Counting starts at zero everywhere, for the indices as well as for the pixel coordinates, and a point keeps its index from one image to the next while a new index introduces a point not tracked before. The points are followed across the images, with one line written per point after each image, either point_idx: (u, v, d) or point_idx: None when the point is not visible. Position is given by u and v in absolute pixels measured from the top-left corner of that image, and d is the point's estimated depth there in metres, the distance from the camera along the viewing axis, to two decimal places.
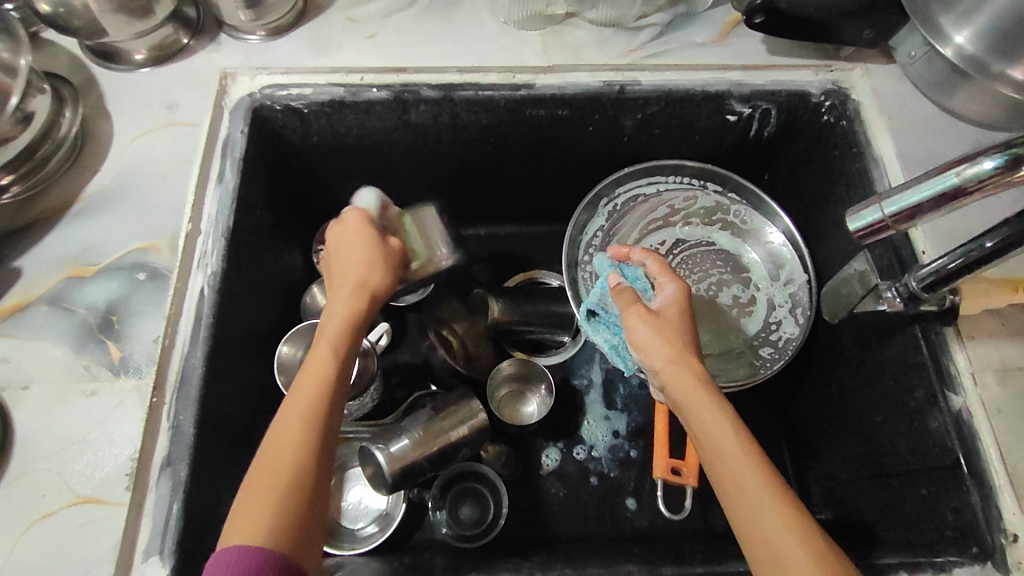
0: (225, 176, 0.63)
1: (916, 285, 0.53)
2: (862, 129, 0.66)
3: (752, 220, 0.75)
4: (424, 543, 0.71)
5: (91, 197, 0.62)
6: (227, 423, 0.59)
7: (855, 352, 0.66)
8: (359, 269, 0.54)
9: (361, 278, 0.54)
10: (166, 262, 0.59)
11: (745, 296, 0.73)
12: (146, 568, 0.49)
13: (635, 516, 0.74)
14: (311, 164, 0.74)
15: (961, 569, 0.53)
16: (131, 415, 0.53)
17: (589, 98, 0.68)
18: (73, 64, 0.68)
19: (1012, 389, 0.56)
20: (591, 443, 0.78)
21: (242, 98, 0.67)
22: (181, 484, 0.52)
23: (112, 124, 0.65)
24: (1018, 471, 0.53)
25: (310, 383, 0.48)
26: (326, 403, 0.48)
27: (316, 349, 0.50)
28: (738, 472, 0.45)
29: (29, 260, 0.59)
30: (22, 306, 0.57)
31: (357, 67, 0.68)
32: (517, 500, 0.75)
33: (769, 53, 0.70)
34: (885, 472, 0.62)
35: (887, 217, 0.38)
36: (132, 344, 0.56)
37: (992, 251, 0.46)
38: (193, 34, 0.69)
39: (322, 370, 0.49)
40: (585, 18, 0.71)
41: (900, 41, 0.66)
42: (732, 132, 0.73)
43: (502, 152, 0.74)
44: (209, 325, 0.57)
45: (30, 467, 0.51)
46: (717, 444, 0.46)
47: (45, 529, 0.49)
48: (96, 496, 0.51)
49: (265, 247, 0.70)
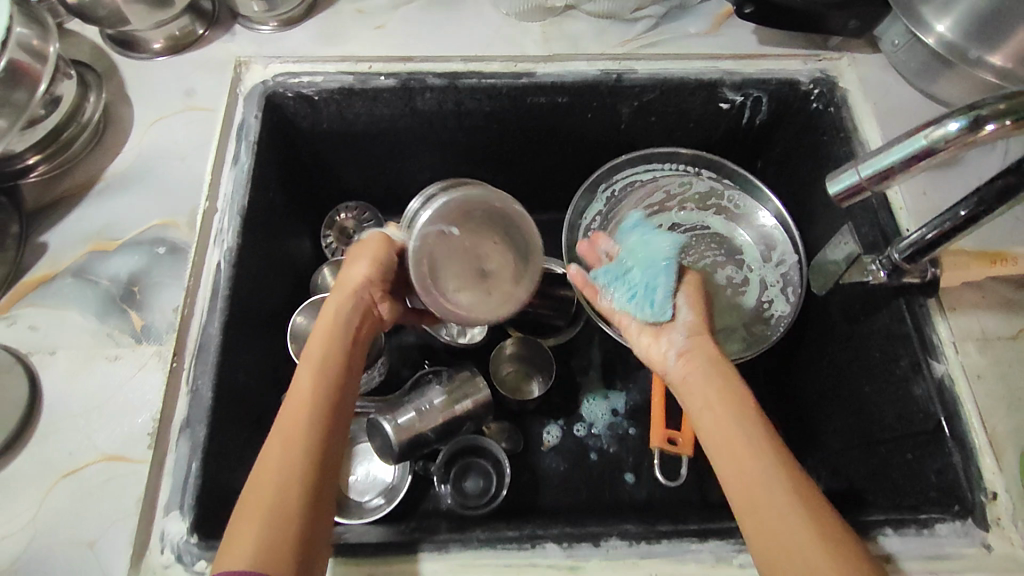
0: (241, 159, 0.66)
1: (899, 257, 0.55)
2: (848, 115, 0.68)
3: (744, 205, 0.77)
4: (429, 513, 0.73)
5: (113, 177, 0.66)
6: (242, 392, 0.62)
7: (844, 328, 0.67)
8: (347, 284, 0.57)
9: (348, 290, 0.56)
10: (185, 237, 0.62)
11: (739, 277, 0.75)
12: (167, 521, 0.52)
13: (634, 488, 0.75)
14: (321, 150, 0.77)
15: (944, 525, 0.53)
16: (152, 378, 0.56)
17: (587, 85, 0.70)
18: (94, 53, 0.71)
19: (994, 355, 0.56)
20: (590, 421, 0.80)
21: (255, 85, 0.70)
22: (199, 444, 0.54)
23: (132, 110, 0.69)
24: (997, 433, 0.54)
25: (299, 401, 0.50)
26: (318, 419, 0.50)
27: (302, 371, 0.52)
28: (743, 460, 0.49)
29: (54, 236, 0.63)
30: (49, 277, 0.61)
31: (366, 57, 0.71)
32: (518, 473, 0.76)
33: (760, 43, 0.72)
34: (873, 440, 0.63)
35: (864, 179, 0.40)
36: (153, 312, 0.59)
37: (967, 219, 0.49)
38: (208, 25, 0.73)
39: (312, 383, 0.51)
40: (583, 10, 0.74)
41: (884, 31, 0.69)
42: (725, 120, 0.76)
43: (503, 139, 0.77)
44: (226, 297, 0.60)
45: (59, 426, 0.55)
46: (728, 437, 0.51)
47: (72, 484, 0.52)
48: (120, 454, 0.53)
49: (278, 228, 0.73)
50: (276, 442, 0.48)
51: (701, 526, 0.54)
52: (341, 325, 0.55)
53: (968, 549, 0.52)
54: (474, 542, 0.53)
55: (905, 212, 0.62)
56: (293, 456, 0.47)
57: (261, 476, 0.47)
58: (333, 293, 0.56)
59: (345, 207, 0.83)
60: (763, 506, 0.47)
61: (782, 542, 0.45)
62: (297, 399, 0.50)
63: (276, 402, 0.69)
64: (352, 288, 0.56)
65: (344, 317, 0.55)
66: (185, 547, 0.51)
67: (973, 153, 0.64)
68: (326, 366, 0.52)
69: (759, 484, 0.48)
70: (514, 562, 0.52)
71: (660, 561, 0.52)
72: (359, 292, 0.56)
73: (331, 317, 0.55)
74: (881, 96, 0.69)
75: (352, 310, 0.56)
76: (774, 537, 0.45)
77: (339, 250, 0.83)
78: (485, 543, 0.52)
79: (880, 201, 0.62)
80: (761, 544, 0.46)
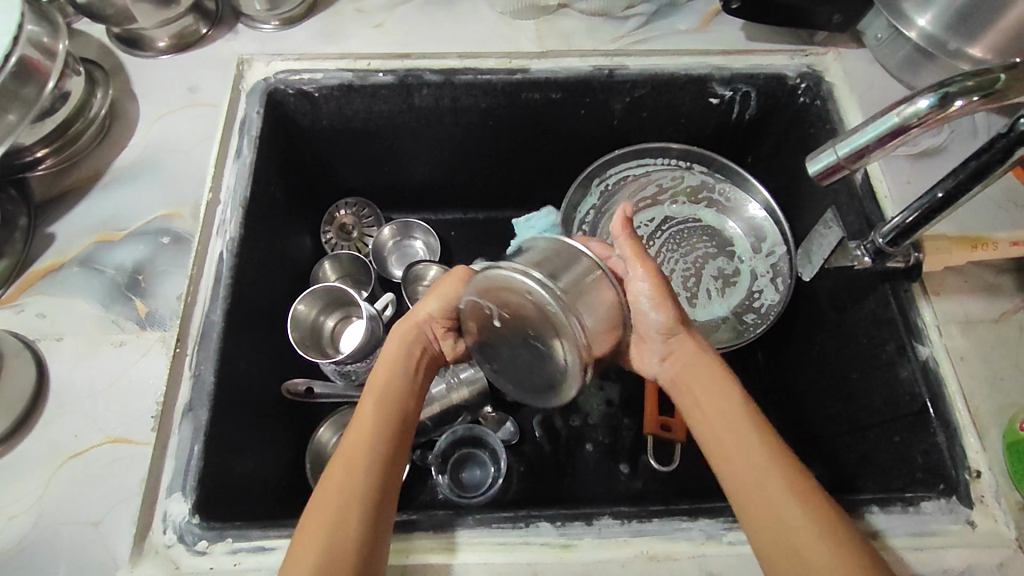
0: (242, 152, 0.68)
1: (881, 241, 0.56)
2: (835, 107, 0.70)
3: (734, 197, 0.79)
4: (427, 505, 0.72)
5: (119, 170, 0.68)
6: (243, 378, 0.63)
7: (832, 317, 0.68)
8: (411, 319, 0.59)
9: (412, 324, 0.59)
10: (189, 228, 0.64)
11: (730, 268, 0.77)
12: (170, 502, 0.53)
13: (628, 480, 0.75)
14: (321, 146, 0.79)
15: (929, 503, 0.53)
16: (156, 363, 0.58)
17: (580, 81, 0.72)
18: (102, 51, 0.73)
19: (977, 338, 0.58)
20: (585, 411, 0.79)
21: (258, 82, 0.72)
22: (201, 427, 0.56)
23: (137, 106, 0.71)
24: (981, 413, 0.55)
25: (364, 426, 0.52)
26: (381, 444, 0.51)
27: (367, 398, 0.54)
28: (751, 453, 0.49)
29: (62, 227, 0.65)
30: (56, 266, 0.63)
31: (365, 54, 0.73)
32: (514, 464, 0.76)
33: (748, 39, 0.74)
34: (862, 426, 0.63)
35: (841, 159, 0.43)
36: (158, 300, 0.61)
37: (944, 200, 0.51)
38: (211, 24, 0.75)
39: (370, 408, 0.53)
40: (576, 8, 0.76)
41: (868, 25, 0.71)
42: (715, 115, 0.77)
43: (499, 135, 0.79)
44: (228, 285, 0.62)
45: (65, 409, 0.56)
46: (732, 432, 0.51)
47: (78, 463, 0.54)
48: (125, 436, 0.55)
49: (278, 221, 0.74)
50: (341, 463, 0.49)
51: (692, 505, 0.54)
52: (403, 358, 0.57)
53: (953, 526, 0.52)
54: (470, 521, 0.53)
55: (890, 200, 0.63)
56: (356, 479, 0.48)
57: (319, 497, 0.48)
58: (398, 329, 0.59)
59: (346, 203, 0.86)
60: (774, 502, 0.47)
61: (798, 539, 0.45)
62: (361, 424, 0.52)
63: (276, 390, 0.70)
64: (415, 320, 0.59)
65: (409, 348, 0.58)
66: (187, 527, 0.52)
67: (955, 144, 0.66)
68: (391, 395, 0.54)
69: (767, 479, 0.48)
70: (507, 541, 0.53)
71: (649, 539, 0.53)
72: (422, 326, 0.59)
73: (394, 350, 0.58)
74: (866, 89, 0.70)
75: (413, 343, 0.59)
76: (789, 535, 0.45)
77: (338, 244, 0.86)
78: (480, 522, 0.53)
79: (865, 189, 0.64)
80: (776, 544, 0.46)
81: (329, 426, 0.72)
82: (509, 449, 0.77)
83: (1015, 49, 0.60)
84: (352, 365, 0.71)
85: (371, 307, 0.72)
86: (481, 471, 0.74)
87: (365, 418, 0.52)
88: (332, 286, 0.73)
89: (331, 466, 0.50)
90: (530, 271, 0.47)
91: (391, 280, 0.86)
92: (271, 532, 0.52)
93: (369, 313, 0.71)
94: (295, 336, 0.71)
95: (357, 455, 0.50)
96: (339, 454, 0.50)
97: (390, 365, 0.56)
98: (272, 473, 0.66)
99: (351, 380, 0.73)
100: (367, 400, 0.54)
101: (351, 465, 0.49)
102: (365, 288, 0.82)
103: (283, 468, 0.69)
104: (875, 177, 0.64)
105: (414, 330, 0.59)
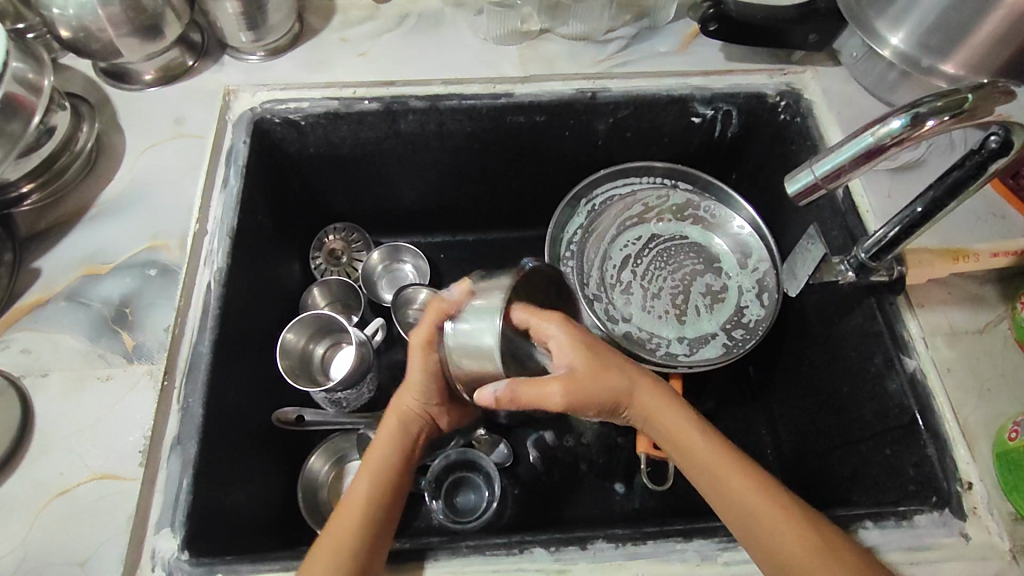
0: (230, 182, 0.68)
1: (864, 255, 0.57)
2: (814, 124, 0.71)
3: (720, 214, 0.79)
4: (421, 532, 0.71)
5: (105, 204, 0.68)
6: (231, 409, 0.62)
7: (821, 331, 0.68)
8: (402, 403, 0.59)
9: (400, 412, 0.59)
10: (176, 259, 0.64)
11: (717, 284, 0.76)
12: (158, 540, 0.52)
13: (624, 499, 0.74)
14: (308, 174, 0.79)
15: (922, 516, 0.53)
16: (143, 396, 0.57)
17: (563, 104, 0.73)
18: (88, 84, 0.74)
19: (963, 350, 0.58)
20: (579, 431, 0.78)
21: (244, 112, 0.72)
22: (190, 460, 0.55)
23: (124, 138, 0.71)
24: (970, 424, 0.55)
25: (359, 497, 0.53)
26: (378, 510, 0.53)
27: (360, 474, 0.55)
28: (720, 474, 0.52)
29: (47, 261, 0.65)
30: (42, 301, 0.62)
31: (350, 83, 0.74)
32: (508, 487, 0.75)
33: (727, 60, 0.76)
34: (854, 439, 0.63)
35: (819, 178, 0.45)
36: (144, 333, 0.60)
37: (923, 216, 0.52)
38: (197, 56, 0.76)
39: (373, 467, 0.56)
40: (557, 33, 0.78)
41: (842, 44, 0.72)
42: (698, 134, 0.78)
43: (486, 158, 0.79)
44: (216, 316, 0.62)
45: (48, 447, 0.55)
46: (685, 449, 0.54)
47: (62, 502, 0.53)
48: (111, 472, 0.54)
49: (266, 249, 0.74)
50: (329, 536, 0.51)
51: (687, 526, 0.54)
52: (397, 440, 0.58)
53: (947, 539, 0.52)
54: (463, 549, 0.53)
55: (872, 214, 0.64)
56: (345, 541, 0.50)
57: (323, 544, 0.50)
58: (388, 417, 0.59)
59: (334, 229, 0.86)
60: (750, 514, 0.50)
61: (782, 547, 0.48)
62: (354, 495, 0.54)
63: (266, 421, 0.69)
64: (404, 408, 0.59)
65: (403, 428, 0.59)
66: (176, 564, 0.51)
67: (933, 157, 0.67)
68: (382, 466, 0.56)
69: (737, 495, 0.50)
70: (502, 567, 0.52)
71: (645, 562, 0.52)
72: (411, 414, 0.59)
73: (386, 429, 0.59)
74: (843, 105, 0.72)
75: (401, 430, 0.59)
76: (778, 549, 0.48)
77: (328, 270, 0.85)
78: (473, 550, 0.52)
79: (847, 204, 0.65)
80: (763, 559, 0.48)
81: (320, 455, 0.73)
82: (503, 472, 0.76)
83: (985, 63, 0.61)
84: (343, 393, 0.71)
85: (360, 332, 0.71)
86: (475, 494, 0.73)
87: (364, 477, 0.55)
88: (319, 313, 0.72)
89: (319, 540, 0.51)
90: (459, 288, 0.52)
91: (381, 304, 0.86)
92: (262, 566, 0.51)
93: (359, 338, 0.71)
94: (285, 364, 0.70)
95: (346, 521, 0.51)
96: (342, 510, 0.53)
97: (387, 443, 0.57)
98: (263, 506, 0.66)
99: (342, 407, 0.72)
100: (360, 475, 0.55)
101: (339, 529, 0.51)
102: (355, 313, 0.81)
103: (273, 500, 0.68)
104: (856, 193, 0.65)
105: (407, 413, 0.59)
